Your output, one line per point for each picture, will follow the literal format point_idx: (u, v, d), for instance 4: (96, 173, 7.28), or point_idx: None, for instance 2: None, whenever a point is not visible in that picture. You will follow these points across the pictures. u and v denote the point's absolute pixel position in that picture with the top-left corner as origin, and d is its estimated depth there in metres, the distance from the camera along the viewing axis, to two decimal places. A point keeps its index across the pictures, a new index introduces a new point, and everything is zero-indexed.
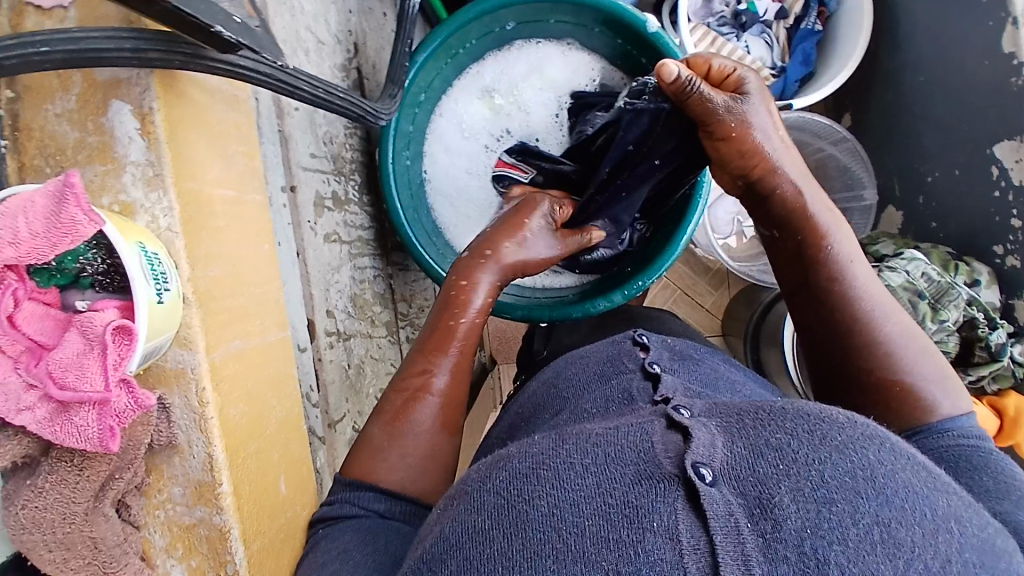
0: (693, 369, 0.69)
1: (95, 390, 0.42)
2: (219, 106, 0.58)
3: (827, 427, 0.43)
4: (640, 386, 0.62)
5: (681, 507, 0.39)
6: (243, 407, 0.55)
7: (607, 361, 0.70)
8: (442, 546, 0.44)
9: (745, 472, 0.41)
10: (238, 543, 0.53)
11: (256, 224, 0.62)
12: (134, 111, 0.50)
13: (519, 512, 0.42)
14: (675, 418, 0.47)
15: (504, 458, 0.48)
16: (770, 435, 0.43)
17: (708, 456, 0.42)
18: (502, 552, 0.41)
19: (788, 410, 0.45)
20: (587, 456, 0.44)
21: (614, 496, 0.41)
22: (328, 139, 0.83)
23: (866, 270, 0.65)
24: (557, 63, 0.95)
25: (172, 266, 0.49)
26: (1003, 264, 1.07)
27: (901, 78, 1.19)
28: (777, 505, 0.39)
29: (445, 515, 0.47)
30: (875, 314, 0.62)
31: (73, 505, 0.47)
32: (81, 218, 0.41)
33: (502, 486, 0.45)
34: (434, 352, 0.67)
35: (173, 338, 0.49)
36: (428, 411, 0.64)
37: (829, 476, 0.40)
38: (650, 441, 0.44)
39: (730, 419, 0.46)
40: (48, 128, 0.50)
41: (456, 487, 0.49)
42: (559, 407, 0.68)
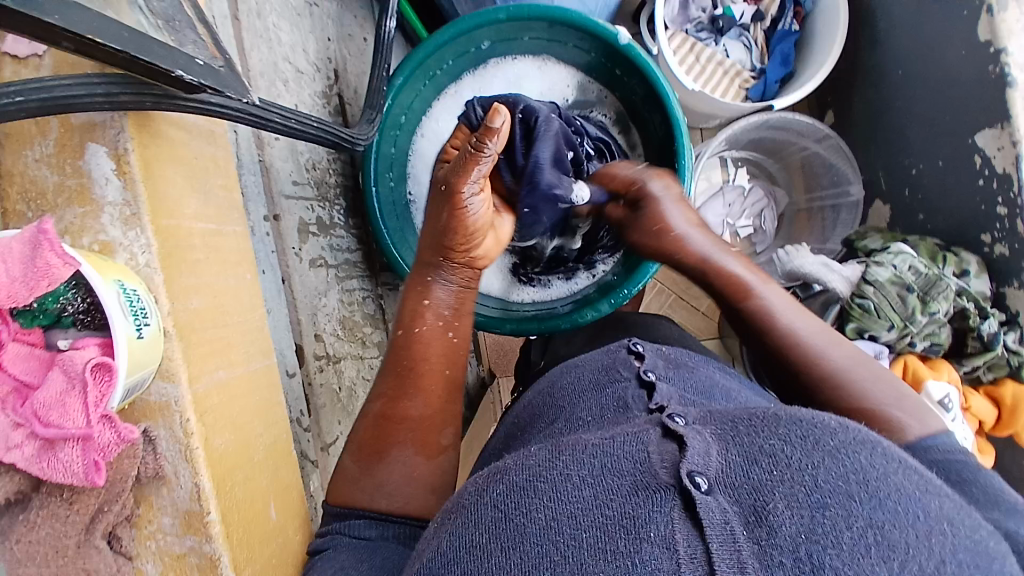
0: (687, 377, 0.70)
1: (78, 426, 0.44)
2: (196, 141, 0.59)
3: (819, 433, 0.44)
4: (635, 394, 0.63)
5: (677, 517, 0.40)
6: (229, 436, 0.56)
7: (602, 370, 0.70)
8: (440, 564, 0.43)
9: (740, 479, 0.42)
10: (228, 570, 0.54)
11: (235, 255, 0.63)
12: (109, 153, 0.51)
13: (515, 524, 0.42)
14: (670, 426, 0.47)
15: (501, 471, 0.47)
16: (764, 441, 0.44)
17: (703, 465, 0.43)
18: (500, 563, 0.41)
19: (781, 417, 0.46)
20: (583, 468, 0.44)
21: (611, 507, 0.42)
22: (311, 165, 0.84)
23: (800, 312, 0.67)
24: (535, 78, 0.97)
25: (151, 301, 0.50)
26: (991, 253, 1.06)
27: (882, 73, 1.20)
28: (771, 512, 0.39)
29: (444, 526, 0.47)
30: (819, 350, 0.63)
31: (65, 537, 0.49)
32: (56, 262, 0.42)
33: (501, 498, 0.44)
34: (398, 380, 0.67)
35: (155, 371, 0.51)
36: (407, 438, 0.65)
37: (821, 481, 0.41)
38: (646, 451, 0.45)
39: (725, 427, 0.47)
40: (28, 173, 0.52)
41: (453, 501, 0.49)
42: (553, 416, 0.68)
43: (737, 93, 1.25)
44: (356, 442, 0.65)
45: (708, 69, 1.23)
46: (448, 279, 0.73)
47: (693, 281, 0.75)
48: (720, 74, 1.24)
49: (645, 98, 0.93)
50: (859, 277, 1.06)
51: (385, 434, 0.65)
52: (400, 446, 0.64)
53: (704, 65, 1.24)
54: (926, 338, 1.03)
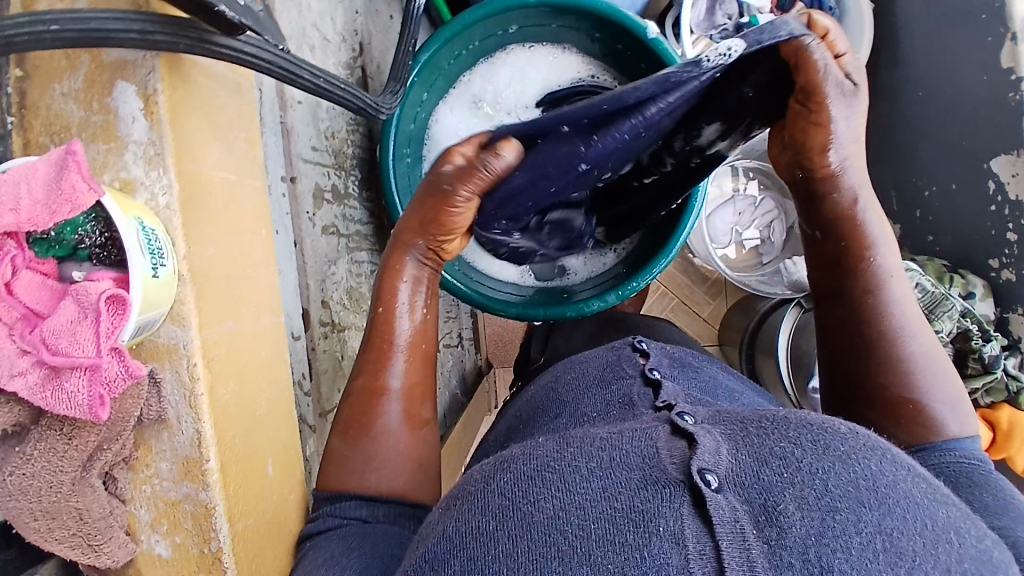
0: (693, 377, 0.70)
1: (87, 355, 0.43)
2: (223, 91, 0.59)
3: (830, 437, 0.44)
4: (640, 390, 0.63)
5: (686, 512, 0.40)
6: (234, 387, 0.56)
7: (607, 367, 0.70)
8: (442, 549, 0.44)
9: (750, 479, 0.42)
10: (222, 520, 0.54)
11: (254, 210, 0.63)
12: (138, 92, 0.51)
13: (524, 514, 0.43)
14: (680, 424, 0.47)
15: (508, 460, 0.48)
16: (774, 444, 0.44)
17: (713, 463, 0.43)
18: (507, 553, 0.42)
19: (791, 420, 0.46)
20: (592, 461, 0.45)
21: (619, 500, 0.42)
22: (330, 133, 0.84)
23: (903, 288, 0.64)
24: (548, 66, 0.96)
25: (168, 242, 0.50)
26: (998, 278, 1.09)
27: (900, 94, 1.20)
28: (781, 513, 0.39)
29: (448, 512, 0.48)
30: (907, 334, 0.62)
31: (60, 474, 0.47)
32: (82, 187, 0.42)
33: (506, 488, 0.45)
34: (378, 354, 0.67)
35: (166, 314, 0.50)
36: (392, 409, 0.65)
37: (832, 485, 0.41)
38: (655, 447, 0.45)
39: (734, 428, 0.47)
40: (54, 107, 0.52)
41: (458, 488, 0.50)
42: (558, 410, 0.68)
43: None
44: (342, 423, 0.65)
45: None
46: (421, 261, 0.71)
47: (806, 214, 0.66)
48: None
49: None
50: None
51: (366, 409, 0.64)
52: (390, 419, 0.64)
53: None
54: None
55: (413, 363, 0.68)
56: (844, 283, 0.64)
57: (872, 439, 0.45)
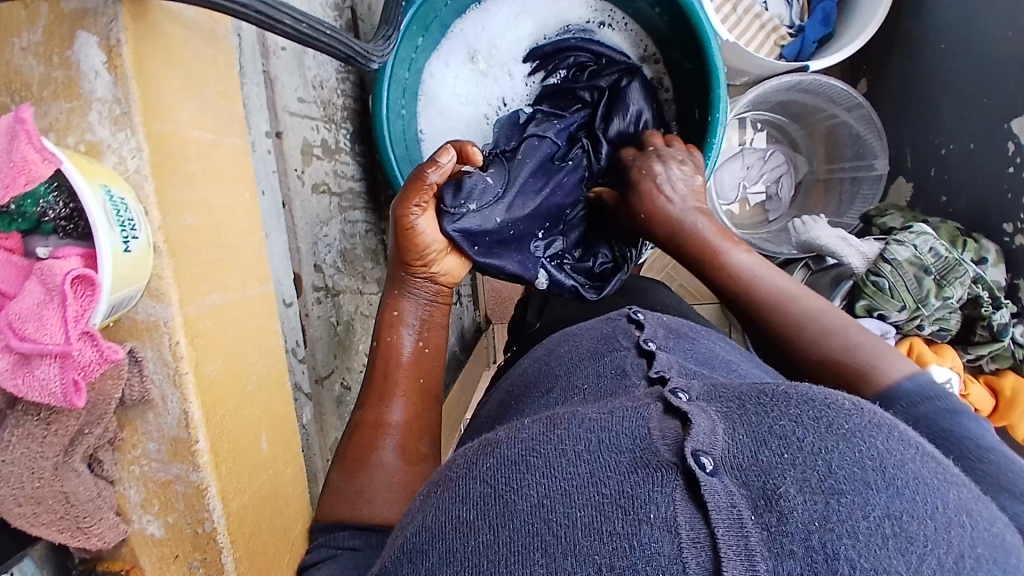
0: (689, 349, 0.62)
1: (56, 342, 0.40)
2: (194, 42, 0.53)
3: (832, 413, 0.37)
4: (634, 363, 0.56)
5: (679, 497, 0.35)
6: (222, 362, 0.53)
7: (600, 341, 0.64)
8: (419, 540, 0.39)
9: (747, 461, 0.36)
10: (215, 500, 0.52)
11: (237, 171, 0.58)
12: (99, 43, 0.45)
13: (505, 502, 0.37)
14: (674, 402, 0.41)
15: (490, 445, 0.42)
16: (773, 422, 0.37)
17: (708, 444, 0.37)
18: (486, 543, 0.36)
19: (792, 396, 0.39)
20: (580, 443, 0.39)
21: (607, 486, 0.36)
22: (318, 83, 0.78)
23: (775, 271, 0.67)
24: (546, 10, 0.91)
25: (141, 214, 0.46)
26: (1012, 242, 1.03)
27: (923, 43, 1.12)
28: (782, 497, 0.34)
29: (427, 501, 0.42)
30: (793, 302, 0.64)
31: (41, 459, 0.45)
32: (35, 158, 0.36)
33: (490, 473, 0.39)
34: (382, 391, 0.64)
35: (143, 289, 0.47)
36: (391, 445, 0.62)
37: (836, 465, 0.35)
38: (647, 428, 0.39)
39: (731, 406, 0.40)
40: (12, 63, 0.46)
41: (437, 475, 0.44)
42: (548, 384, 0.61)
43: (771, 50, 1.18)
44: (340, 456, 0.62)
45: (745, 20, 1.16)
46: (418, 296, 0.69)
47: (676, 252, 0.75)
48: (756, 29, 1.17)
49: (680, 44, 0.87)
50: (877, 255, 1.03)
51: (366, 444, 0.62)
52: (384, 455, 0.61)
53: (741, 17, 1.16)
54: (935, 323, 1.01)
55: (412, 399, 0.65)
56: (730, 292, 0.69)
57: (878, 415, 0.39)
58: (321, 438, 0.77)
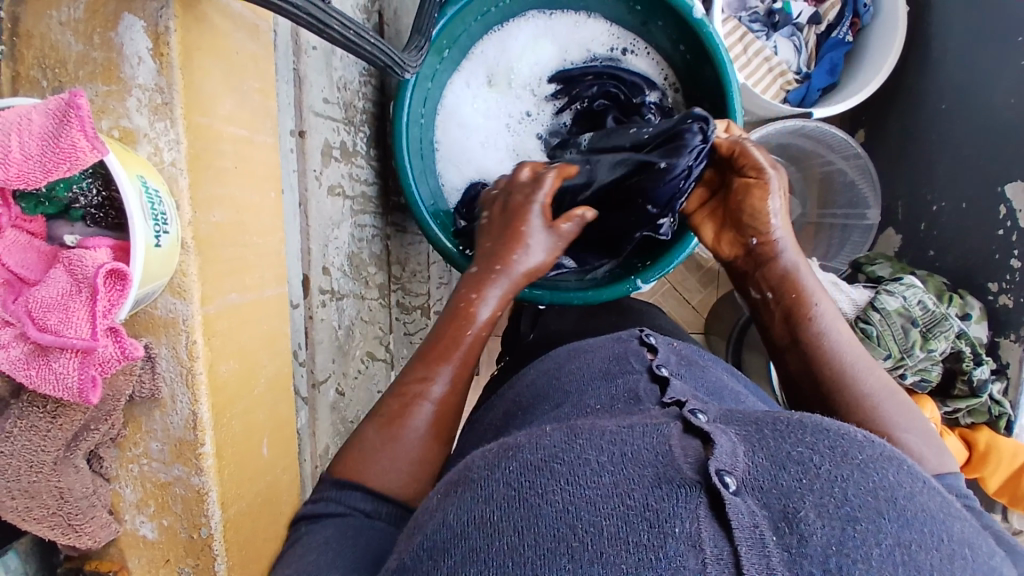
0: (701, 376, 0.60)
1: (82, 337, 0.38)
2: (238, 34, 0.52)
3: (847, 444, 0.39)
4: (647, 388, 0.53)
5: (703, 514, 0.35)
6: (234, 363, 0.52)
7: (613, 359, 0.60)
8: (444, 535, 0.38)
9: (768, 483, 0.36)
10: (215, 506, 0.50)
11: (265, 169, 0.57)
12: (147, 29, 0.44)
13: (529, 506, 0.37)
14: (692, 420, 0.42)
15: (512, 448, 0.42)
16: (792, 448, 0.38)
17: (731, 464, 0.37)
18: (513, 547, 0.35)
19: (807, 424, 0.40)
20: (602, 454, 0.39)
21: (632, 497, 0.36)
22: (343, 84, 0.78)
23: (849, 334, 0.61)
24: (572, 36, 0.92)
25: (172, 207, 0.44)
26: (995, 302, 1.07)
27: (923, 102, 1.17)
28: (802, 520, 0.34)
29: (449, 500, 0.41)
30: (856, 373, 0.58)
31: (42, 453, 0.43)
32: (83, 145, 0.35)
33: (514, 477, 0.39)
34: (434, 359, 0.57)
35: (166, 285, 0.45)
36: (425, 418, 0.55)
37: (851, 494, 0.36)
38: (668, 444, 0.39)
39: (749, 429, 0.41)
40: (50, 37, 0.45)
41: (457, 474, 0.43)
42: (560, 400, 0.57)
43: (776, 93, 1.21)
44: (374, 414, 0.55)
45: (753, 62, 1.18)
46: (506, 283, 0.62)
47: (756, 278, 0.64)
48: (764, 71, 1.19)
49: (695, 81, 0.90)
50: (867, 302, 1.06)
51: (400, 407, 0.55)
52: (416, 423, 0.54)
53: (750, 59, 1.18)
54: (916, 373, 1.04)
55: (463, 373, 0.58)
56: (793, 334, 0.61)
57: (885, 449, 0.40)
58: (312, 444, 0.75)
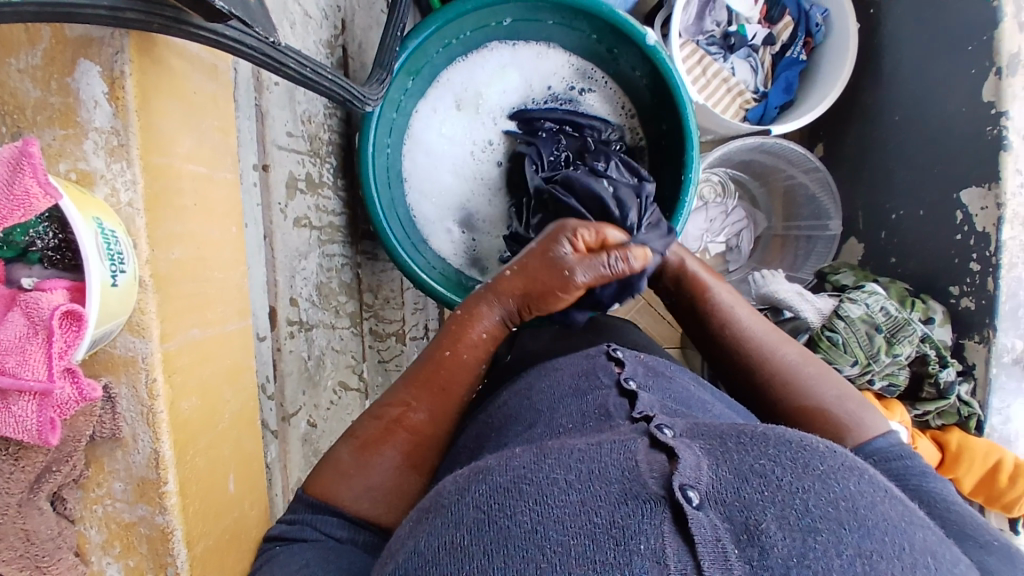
0: (667, 387, 0.60)
1: (38, 378, 0.38)
2: (197, 76, 0.53)
3: (808, 456, 0.40)
4: (616, 403, 0.53)
5: (667, 529, 0.36)
6: (197, 400, 0.52)
7: (581, 375, 0.61)
8: (416, 563, 0.38)
9: (731, 496, 0.37)
10: (181, 544, 0.50)
11: (225, 205, 0.58)
12: (103, 74, 0.45)
13: (500, 528, 0.38)
14: (658, 436, 0.43)
15: (483, 470, 0.43)
16: (754, 460, 0.40)
17: (694, 478, 0.38)
18: (482, 568, 0.36)
19: (770, 436, 0.42)
20: (570, 473, 0.40)
21: (599, 514, 0.37)
22: (306, 118, 0.79)
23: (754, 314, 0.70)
24: (534, 65, 0.94)
25: (130, 247, 0.45)
26: (957, 304, 1.09)
27: (879, 114, 1.20)
28: (763, 532, 0.35)
29: (420, 527, 0.42)
30: (772, 349, 0.65)
31: (5, 495, 0.44)
32: (37, 191, 0.35)
33: (484, 499, 0.40)
34: (420, 387, 0.60)
35: (125, 323, 0.46)
36: (403, 442, 0.58)
37: (811, 506, 0.37)
38: (634, 460, 0.41)
39: (714, 442, 0.42)
40: (10, 85, 0.45)
41: (429, 500, 0.44)
42: (532, 420, 0.57)
43: (737, 113, 1.24)
44: (357, 439, 0.59)
45: (712, 84, 1.22)
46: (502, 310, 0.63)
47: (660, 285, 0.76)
48: (723, 92, 1.23)
49: (660, 104, 0.91)
50: (832, 310, 1.09)
51: (381, 435, 0.58)
52: (388, 453, 0.58)
53: (709, 80, 1.22)
54: (885, 378, 1.06)
55: (440, 404, 0.61)
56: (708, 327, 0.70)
57: (849, 460, 0.42)
58: (285, 476, 0.75)
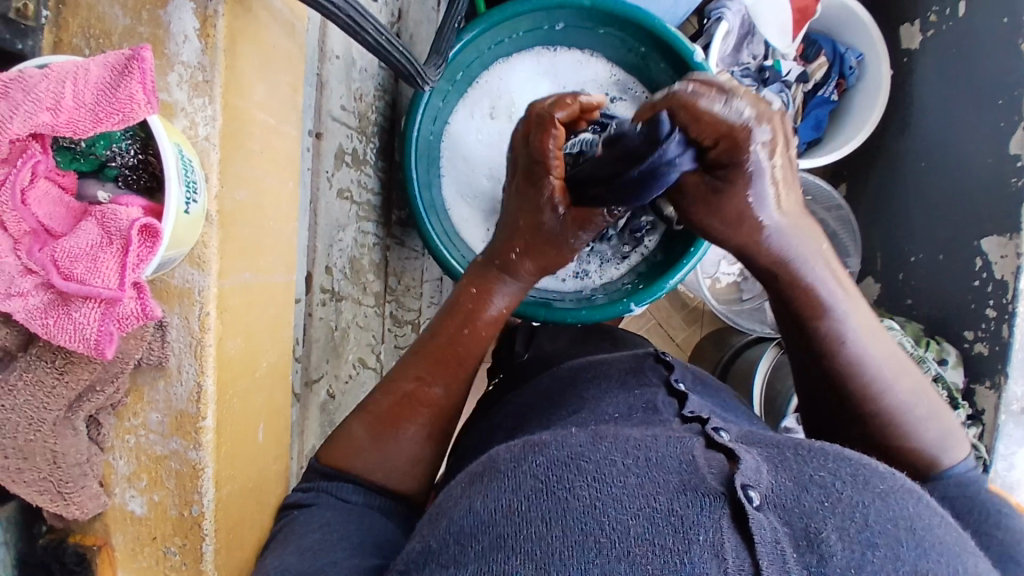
0: (714, 395, 0.61)
1: (108, 286, 0.39)
2: (277, 30, 0.55)
3: (869, 474, 0.40)
4: (664, 401, 0.54)
5: (725, 525, 0.36)
6: (241, 341, 0.52)
7: (630, 372, 0.61)
8: (473, 522, 0.38)
9: (790, 501, 0.38)
10: (209, 484, 0.50)
11: (286, 158, 0.59)
12: (196, 10, 0.46)
13: (558, 500, 0.37)
14: (716, 439, 0.43)
15: (539, 444, 0.42)
16: (814, 472, 0.40)
17: (755, 480, 0.38)
18: (540, 535, 0.36)
19: (828, 451, 0.42)
20: (629, 458, 0.40)
21: (658, 501, 0.37)
22: (359, 95, 0.80)
23: (877, 333, 0.56)
24: (577, 74, 0.95)
25: (201, 177, 0.46)
26: (971, 349, 1.06)
27: (903, 159, 1.18)
28: (824, 541, 0.35)
29: (473, 488, 0.41)
30: (883, 385, 0.54)
31: (43, 411, 0.44)
32: (139, 99, 0.36)
33: (541, 470, 0.39)
34: (437, 362, 0.59)
35: (186, 255, 0.46)
36: (415, 427, 0.57)
37: (872, 520, 0.37)
38: (692, 454, 0.41)
39: (772, 451, 0.43)
40: (97, 9, 0.47)
41: (483, 462, 0.44)
42: (577, 407, 0.57)
43: None
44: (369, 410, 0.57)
45: None
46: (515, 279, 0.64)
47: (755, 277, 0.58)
48: None
49: None
50: None
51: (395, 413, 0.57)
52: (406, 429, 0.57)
53: None
54: None
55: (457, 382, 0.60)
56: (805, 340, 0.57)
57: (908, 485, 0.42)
58: (300, 442, 0.74)
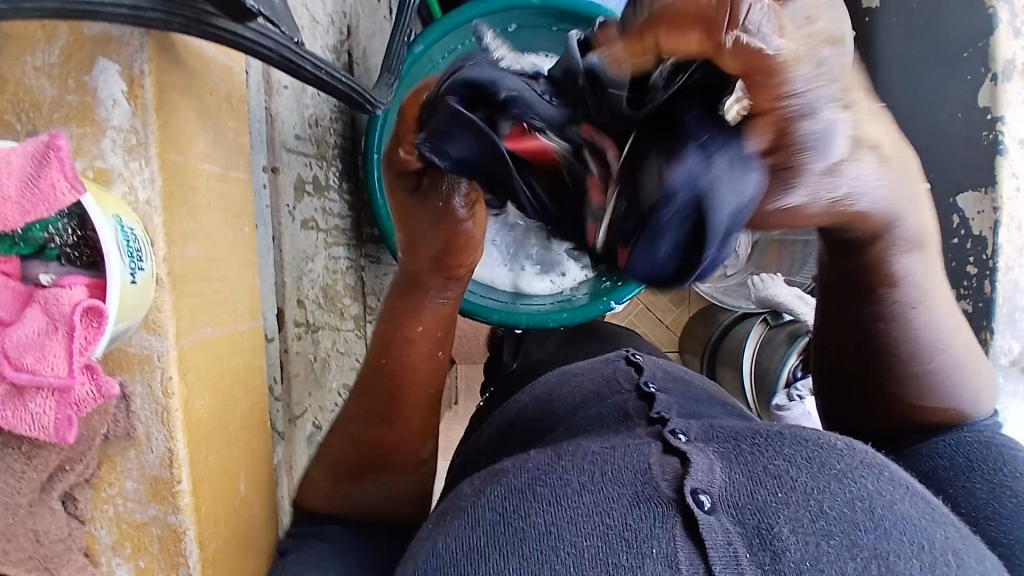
0: (686, 389, 0.61)
1: (58, 375, 0.39)
2: (213, 75, 0.54)
3: (826, 456, 0.40)
4: (635, 406, 0.53)
5: (679, 534, 0.36)
6: (209, 398, 0.52)
7: (603, 381, 0.61)
8: (435, 563, 0.39)
9: (743, 499, 0.37)
10: (193, 544, 0.50)
11: (237, 204, 0.58)
12: (122, 72, 0.45)
13: (515, 529, 0.38)
14: (672, 441, 0.42)
15: (500, 473, 0.44)
16: (768, 462, 0.40)
17: (707, 482, 0.38)
18: (498, 568, 0.37)
19: (786, 436, 0.42)
20: (585, 475, 0.40)
21: (612, 517, 0.37)
22: (314, 121, 0.79)
23: (938, 296, 0.49)
24: None
25: (147, 245, 0.45)
26: None
27: None
28: (775, 536, 0.35)
29: (439, 529, 0.42)
30: (933, 353, 0.50)
31: (17, 496, 0.45)
32: (62, 186, 0.37)
33: (499, 501, 0.40)
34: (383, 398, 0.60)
35: (141, 322, 0.45)
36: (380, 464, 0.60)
37: (827, 507, 0.37)
38: (647, 463, 0.40)
39: (727, 445, 0.42)
40: (24, 81, 0.46)
41: (447, 503, 0.45)
42: (553, 426, 0.57)
43: None
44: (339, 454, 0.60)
45: None
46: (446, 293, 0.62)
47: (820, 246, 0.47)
48: None
49: None
50: None
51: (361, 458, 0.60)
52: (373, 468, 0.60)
53: None
54: None
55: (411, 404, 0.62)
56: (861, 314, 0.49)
57: (868, 456, 0.42)
58: (290, 477, 0.75)
